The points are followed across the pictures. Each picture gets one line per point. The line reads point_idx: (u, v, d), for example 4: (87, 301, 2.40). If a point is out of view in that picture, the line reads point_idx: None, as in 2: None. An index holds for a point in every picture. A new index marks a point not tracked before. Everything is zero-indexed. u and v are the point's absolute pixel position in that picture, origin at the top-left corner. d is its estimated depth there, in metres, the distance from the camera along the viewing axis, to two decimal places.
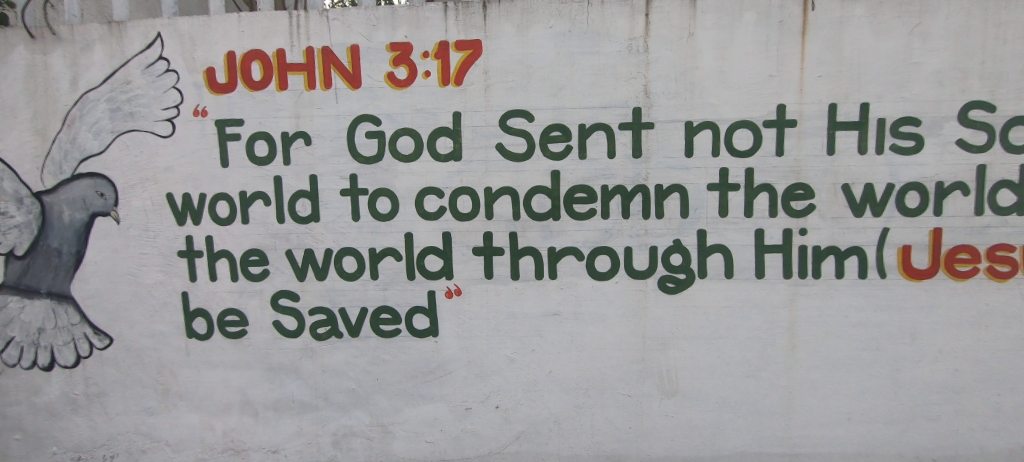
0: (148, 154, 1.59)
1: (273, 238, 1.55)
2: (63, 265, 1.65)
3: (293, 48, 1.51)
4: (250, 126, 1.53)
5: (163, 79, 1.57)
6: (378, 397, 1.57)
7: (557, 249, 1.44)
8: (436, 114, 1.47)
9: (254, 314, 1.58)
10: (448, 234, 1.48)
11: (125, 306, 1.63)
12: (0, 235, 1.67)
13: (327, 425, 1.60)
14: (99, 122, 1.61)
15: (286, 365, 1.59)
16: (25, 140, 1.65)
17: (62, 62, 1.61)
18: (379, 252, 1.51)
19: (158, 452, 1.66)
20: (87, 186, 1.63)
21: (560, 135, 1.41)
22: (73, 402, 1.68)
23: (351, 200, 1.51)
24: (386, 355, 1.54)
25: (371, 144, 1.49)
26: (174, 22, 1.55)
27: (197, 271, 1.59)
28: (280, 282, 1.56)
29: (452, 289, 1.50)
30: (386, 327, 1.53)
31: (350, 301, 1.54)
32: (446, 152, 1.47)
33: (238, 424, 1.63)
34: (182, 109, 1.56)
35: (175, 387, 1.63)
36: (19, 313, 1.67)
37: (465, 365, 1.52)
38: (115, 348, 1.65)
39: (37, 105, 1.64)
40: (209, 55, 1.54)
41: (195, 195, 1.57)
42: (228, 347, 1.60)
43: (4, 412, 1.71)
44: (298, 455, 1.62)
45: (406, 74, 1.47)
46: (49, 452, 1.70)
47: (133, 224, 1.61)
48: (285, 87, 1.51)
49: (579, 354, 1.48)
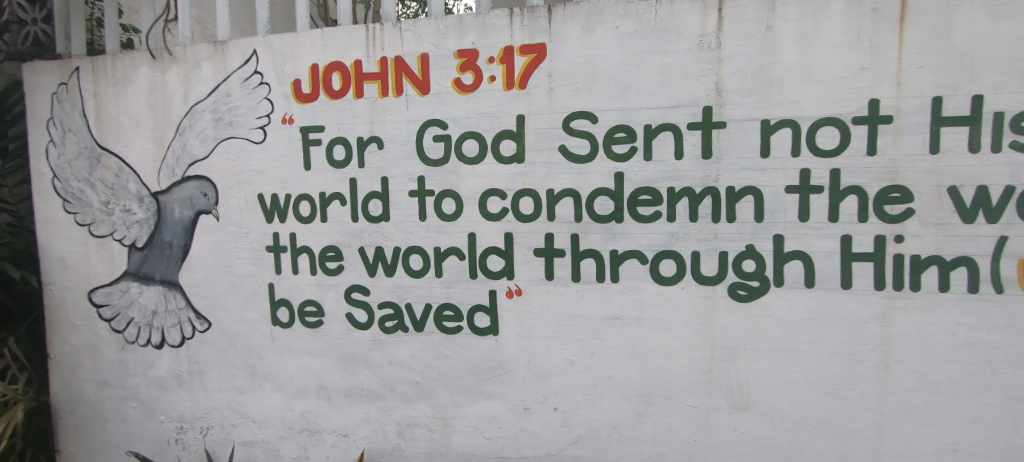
0: (243, 159, 1.77)
1: (347, 236, 1.66)
2: (173, 256, 1.88)
3: (369, 58, 1.62)
4: (330, 132, 1.66)
5: (257, 91, 1.74)
6: (440, 391, 1.63)
7: (620, 252, 1.42)
8: (500, 117, 1.50)
9: (330, 306, 1.70)
10: (510, 235, 1.51)
11: (222, 294, 1.82)
12: (126, 229, 1.94)
13: (392, 415, 1.69)
14: (204, 130, 1.82)
15: (357, 355, 1.69)
16: (146, 147, 1.90)
17: (177, 79, 1.85)
18: (443, 251, 1.57)
19: (246, 428, 1.84)
20: (194, 187, 1.84)
21: (624, 136, 1.39)
22: (178, 378, 1.91)
23: (419, 201, 1.58)
24: (448, 351, 1.60)
25: (438, 147, 1.56)
26: (268, 39, 1.72)
27: (282, 264, 1.74)
28: (354, 277, 1.67)
29: (513, 289, 1.52)
30: (448, 324, 1.59)
31: (416, 297, 1.61)
32: (509, 154, 1.49)
33: (314, 407, 1.76)
34: (272, 118, 1.73)
35: (261, 369, 1.80)
36: (139, 297, 1.93)
37: (525, 364, 1.54)
38: (213, 331, 1.84)
39: (156, 116, 1.89)
40: (296, 68, 1.69)
41: (282, 195, 1.73)
42: (307, 335, 1.74)
43: (125, 382, 1.98)
44: (366, 441, 1.72)
45: (472, 79, 1.52)
46: (159, 420, 1.94)
47: (230, 221, 1.80)
48: (361, 95, 1.62)
49: (641, 361, 1.44)
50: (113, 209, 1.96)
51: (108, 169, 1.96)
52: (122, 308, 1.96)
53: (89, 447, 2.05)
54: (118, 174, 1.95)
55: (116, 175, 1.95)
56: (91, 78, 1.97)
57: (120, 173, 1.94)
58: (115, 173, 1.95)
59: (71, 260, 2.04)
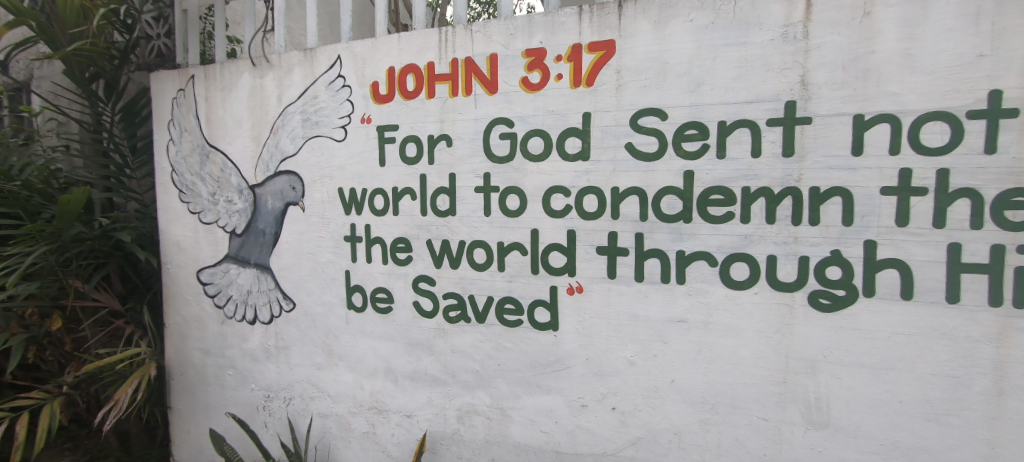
0: (327, 156, 1.93)
1: (417, 228, 1.76)
2: (266, 243, 2.10)
3: (441, 60, 1.70)
4: (404, 131, 1.77)
5: (340, 93, 1.89)
6: (499, 381, 1.68)
7: (687, 253, 1.37)
8: (567, 114, 1.51)
9: (399, 294, 1.81)
10: (573, 232, 1.52)
11: (305, 279, 2.01)
12: (228, 217, 2.20)
13: (453, 400, 1.77)
14: (294, 129, 2.01)
15: (422, 342, 1.79)
16: (246, 144, 2.14)
17: (273, 83, 2.06)
18: (506, 246, 1.62)
19: (322, 401, 2.02)
20: (284, 181, 2.04)
21: (695, 134, 1.34)
22: (267, 352, 2.13)
23: (484, 197, 1.64)
24: (508, 343, 1.64)
25: (504, 144, 1.60)
26: (351, 45, 1.87)
27: (358, 253, 1.89)
28: (422, 267, 1.77)
29: (574, 286, 1.53)
30: (509, 317, 1.63)
31: (479, 289, 1.67)
32: (575, 151, 1.50)
33: (382, 387, 1.89)
34: (353, 118, 1.87)
35: (337, 349, 1.96)
36: (237, 278, 2.18)
37: (583, 362, 1.54)
38: (297, 312, 2.04)
39: (255, 117, 2.11)
40: (375, 71, 1.82)
41: (359, 190, 1.87)
42: (378, 320, 1.87)
43: (224, 352, 2.25)
44: (428, 423, 1.82)
45: (540, 77, 1.54)
46: (250, 388, 2.18)
47: (314, 212, 1.98)
48: (433, 95, 1.71)
49: (706, 366, 1.39)
50: (219, 199, 2.22)
51: (215, 165, 2.23)
52: (223, 287, 2.22)
53: (193, 407, 2.35)
54: (223, 168, 2.21)
55: (221, 170, 2.21)
56: (204, 84, 2.25)
57: (225, 168, 2.20)
58: (220, 168, 2.21)
59: (184, 243, 2.34)
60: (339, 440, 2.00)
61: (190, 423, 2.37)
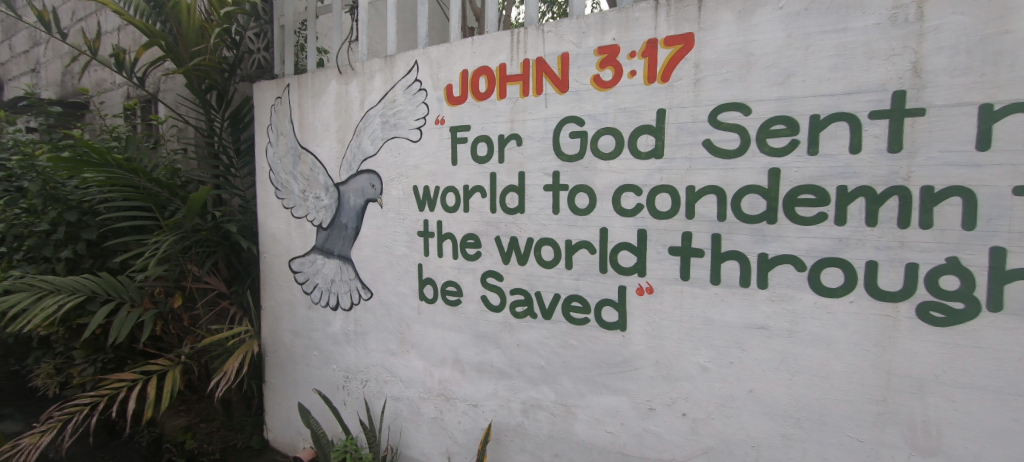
0: (403, 155, 2.05)
1: (486, 225, 1.83)
2: (348, 236, 2.28)
3: (513, 62, 1.74)
4: (476, 131, 1.84)
5: (417, 96, 2.01)
6: (564, 378, 1.70)
7: (770, 256, 1.29)
8: (640, 112, 1.48)
9: (468, 288, 1.89)
10: (644, 231, 1.49)
11: (382, 270, 2.16)
12: (316, 212, 2.42)
13: (517, 394, 1.81)
14: (375, 131, 2.16)
15: (489, 335, 1.85)
16: (333, 146, 2.34)
17: (357, 89, 2.23)
18: (574, 244, 1.62)
19: (395, 385, 2.16)
20: (365, 179, 2.20)
21: (783, 129, 1.26)
22: (347, 336, 2.32)
23: (553, 195, 1.66)
24: (574, 341, 1.65)
25: (574, 143, 1.61)
26: (427, 51, 1.97)
27: (430, 248, 1.99)
28: (490, 263, 1.83)
29: (644, 287, 1.50)
30: (575, 315, 1.64)
31: (546, 286, 1.69)
32: (648, 149, 1.47)
33: (450, 376, 1.98)
34: (428, 119, 1.97)
35: (409, 337, 2.09)
36: (323, 267, 2.39)
37: (652, 364, 1.51)
38: (374, 301, 2.20)
39: (340, 121, 2.30)
40: (449, 74, 1.91)
41: (432, 187, 1.97)
42: (448, 312, 1.96)
43: (310, 334, 2.48)
44: (493, 414, 1.88)
45: (612, 74, 1.53)
46: (332, 368, 2.39)
47: (391, 209, 2.11)
48: (504, 96, 1.76)
49: (790, 377, 1.30)
50: (308, 196, 2.45)
51: (305, 165, 2.46)
52: (311, 275, 2.45)
53: (284, 381, 2.62)
54: (312, 168, 2.43)
55: (311, 169, 2.43)
56: (297, 92, 2.50)
57: (314, 168, 2.42)
58: (310, 168, 2.44)
59: (278, 235, 2.62)
60: (409, 423, 2.13)
61: (281, 396, 2.65)
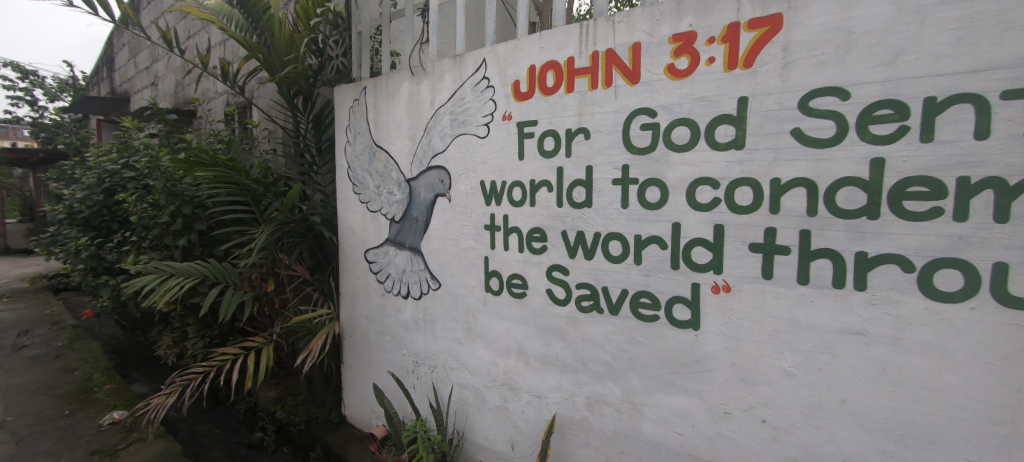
0: (470, 151, 2.12)
1: (553, 219, 1.84)
2: (418, 229, 2.41)
3: (582, 54, 1.73)
4: (543, 126, 1.85)
5: (485, 93, 2.06)
6: (631, 375, 1.67)
7: (871, 255, 1.18)
8: (718, 100, 1.41)
9: (533, 281, 1.92)
10: (721, 227, 1.42)
11: (450, 262, 2.25)
12: (390, 206, 2.57)
13: (582, 388, 1.81)
14: (444, 128, 2.25)
15: (553, 328, 1.87)
16: (405, 144, 2.47)
17: (428, 88, 2.34)
18: (644, 239, 1.59)
19: (461, 373, 2.25)
20: (435, 175, 2.30)
21: (890, 114, 1.13)
22: (416, 323, 2.45)
23: (623, 189, 1.63)
24: (642, 338, 1.62)
25: (645, 135, 1.57)
26: (495, 48, 2.02)
27: (496, 241, 2.05)
28: (556, 257, 1.84)
29: (721, 285, 1.44)
30: (644, 311, 1.61)
31: (613, 281, 1.68)
32: (727, 140, 1.39)
33: (515, 367, 2.03)
34: (495, 116, 2.01)
35: (475, 327, 2.17)
36: (396, 258, 2.55)
37: (728, 366, 1.44)
38: (442, 291, 2.30)
39: (412, 119, 2.43)
40: (517, 70, 1.94)
41: (499, 182, 2.01)
42: (513, 304, 2.01)
43: (383, 320, 2.65)
44: (557, 406, 1.90)
45: (688, 62, 1.46)
46: (403, 353, 2.55)
47: (459, 203, 2.19)
48: (572, 90, 1.75)
49: (892, 389, 1.17)
50: (382, 191, 2.62)
51: (380, 161, 2.62)
52: (384, 265, 2.62)
53: (360, 363, 2.84)
54: (386, 165, 2.59)
55: (385, 166, 2.59)
56: (373, 94, 2.66)
57: (388, 164, 2.58)
58: (384, 164, 2.59)
59: (355, 227, 2.82)
60: (474, 409, 2.21)
61: (357, 377, 2.87)
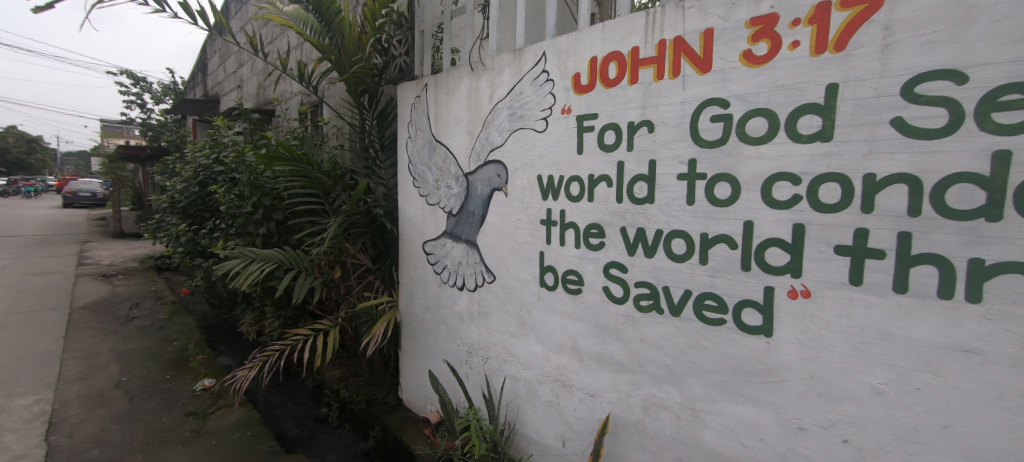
0: (528, 146, 2.12)
1: (611, 215, 1.79)
2: (475, 222, 2.45)
3: (647, 44, 1.66)
4: (604, 119, 1.80)
5: (544, 87, 2.04)
6: (693, 381, 1.59)
7: (989, 263, 1.02)
8: (802, 88, 1.28)
9: (589, 277, 1.89)
10: (801, 226, 1.30)
11: (505, 256, 2.27)
12: (448, 200, 2.65)
13: (638, 390, 1.76)
14: (502, 123, 2.27)
15: (609, 326, 1.83)
16: (464, 139, 2.52)
17: (487, 84, 2.36)
18: (711, 238, 1.50)
19: (514, 365, 2.27)
20: (492, 169, 2.33)
21: (1021, 99, 0.96)
22: (471, 314, 2.51)
23: (689, 184, 1.55)
24: (706, 342, 1.54)
25: (715, 128, 1.47)
26: (555, 41, 2.00)
27: (553, 236, 2.03)
28: (614, 254, 1.80)
29: (799, 290, 1.32)
30: (709, 314, 1.53)
31: (675, 281, 1.61)
32: (811, 132, 1.27)
33: (568, 363, 2.02)
34: (554, 109, 1.99)
35: (529, 321, 2.18)
36: (453, 250, 2.62)
37: (805, 378, 1.32)
38: (497, 284, 2.33)
39: (471, 114, 2.47)
40: (578, 63, 1.91)
41: (557, 177, 1.99)
42: (568, 300, 1.99)
43: (439, 310, 2.74)
44: (611, 406, 1.86)
45: (768, 48, 1.35)
46: (457, 342, 2.62)
47: (515, 197, 2.20)
48: (635, 81, 1.69)
49: (1013, 420, 1.00)
50: (441, 185, 2.70)
51: (439, 156, 2.70)
52: (442, 257, 2.70)
53: (416, 350, 2.96)
54: (445, 159, 2.66)
55: (444, 160, 2.66)
56: (434, 90, 2.74)
57: (446, 159, 2.65)
58: (443, 159, 2.67)
59: (415, 219, 2.93)
60: (526, 403, 2.22)
61: (413, 363, 3.00)
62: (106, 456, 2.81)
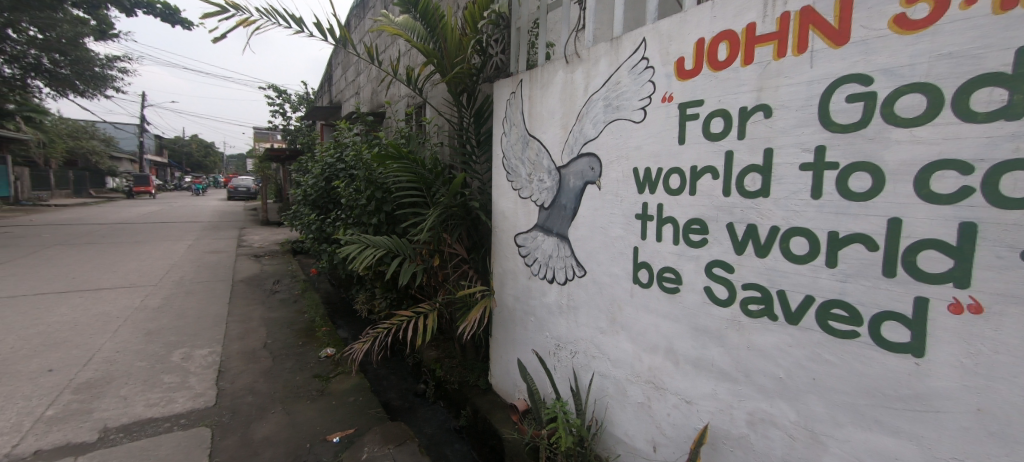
0: (624, 138, 2.04)
1: (717, 210, 1.65)
2: (566, 216, 2.45)
3: (766, 19, 1.49)
4: (711, 105, 1.66)
5: (643, 75, 1.95)
6: (812, 399, 1.41)
7: None
8: (980, 55, 1.03)
9: (689, 276, 1.77)
10: (971, 225, 1.06)
11: (597, 250, 2.23)
12: (540, 193, 2.68)
13: (743, 401, 1.61)
14: (597, 114, 2.22)
15: (710, 330, 1.70)
16: (557, 132, 2.52)
17: (582, 75, 2.33)
18: (843, 237, 1.30)
19: (603, 362, 2.23)
20: (586, 163, 2.29)
21: None
22: (560, 307, 2.52)
23: (815, 175, 1.36)
24: (832, 356, 1.35)
25: (852, 109, 1.26)
26: (657, 25, 1.90)
27: (649, 231, 1.94)
28: (718, 252, 1.66)
29: (965, 304, 1.08)
30: (837, 325, 1.34)
31: (793, 285, 1.44)
32: (990, 108, 1.01)
33: (662, 366, 1.92)
34: (654, 98, 1.89)
35: (620, 318, 2.12)
36: (544, 243, 2.65)
37: (969, 412, 1.08)
38: (587, 278, 2.31)
39: (565, 107, 2.46)
40: (682, 46, 1.78)
41: (655, 169, 1.90)
42: (664, 299, 1.89)
43: (529, 301, 2.81)
44: (710, 415, 1.73)
45: (929, 9, 1.11)
46: (546, 334, 2.65)
47: (609, 191, 2.15)
48: (750, 61, 1.53)
49: None
50: (533, 179, 2.74)
51: (533, 150, 2.74)
52: (532, 249, 2.75)
53: (505, 338, 3.06)
54: (538, 153, 2.69)
55: (537, 154, 2.70)
56: (529, 85, 2.78)
57: (540, 152, 2.68)
58: (537, 153, 2.70)
59: (507, 212, 3.02)
60: (615, 402, 2.17)
61: (503, 351, 3.11)
62: (255, 402, 3.42)
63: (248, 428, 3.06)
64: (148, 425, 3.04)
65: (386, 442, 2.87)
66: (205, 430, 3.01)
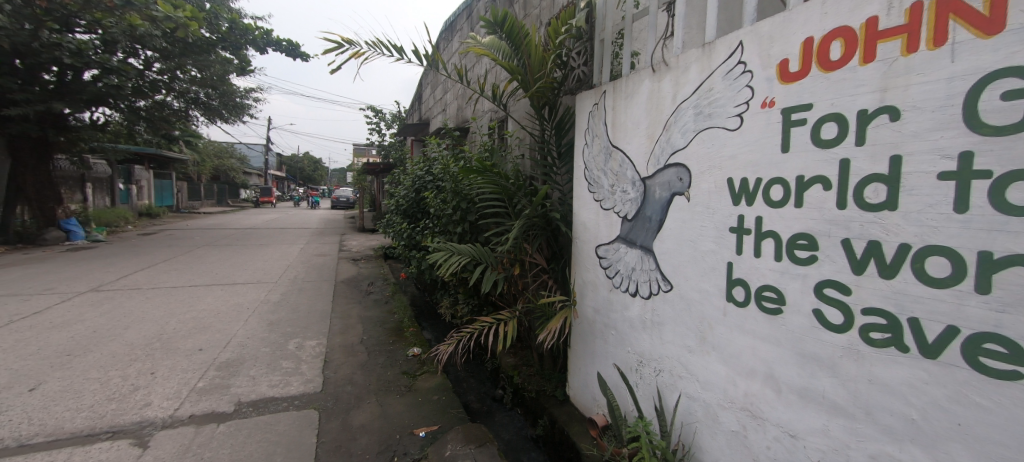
0: (717, 147, 1.94)
1: (828, 225, 1.49)
2: (651, 228, 2.38)
3: (892, 11, 1.33)
4: (821, 109, 1.52)
5: (739, 80, 1.84)
6: (957, 448, 1.19)
7: None
8: None
9: (794, 296, 1.62)
10: None
11: (685, 264, 2.13)
12: (622, 204, 2.64)
13: (862, 442, 1.42)
14: (686, 123, 2.13)
15: (821, 358, 1.53)
16: (642, 142, 2.47)
17: (670, 83, 2.26)
18: (999, 260, 1.10)
19: (690, 383, 2.11)
20: (673, 173, 2.22)
21: None
22: (644, 322, 2.44)
23: (957, 186, 1.17)
24: (983, 399, 1.14)
25: (1011, 108, 1.06)
26: (756, 27, 1.79)
27: (745, 246, 1.81)
28: (830, 271, 1.50)
29: None
30: (991, 363, 1.12)
31: (929, 312, 1.24)
32: None
33: (760, 393, 1.76)
34: (752, 104, 1.78)
35: (710, 338, 1.99)
36: (626, 255, 2.59)
37: None
38: (674, 293, 2.21)
39: (651, 117, 2.41)
40: (786, 48, 1.66)
41: (752, 179, 1.77)
42: (763, 321, 1.74)
43: (610, 314, 2.76)
44: (821, 454, 1.55)
45: None
46: (628, 349, 2.58)
47: (699, 202, 2.05)
48: (870, 59, 1.37)
49: None
50: (616, 190, 2.70)
51: (616, 161, 2.71)
52: (614, 261, 2.71)
53: (585, 351, 3.03)
54: (622, 164, 2.65)
55: (621, 165, 2.66)
56: (612, 96, 2.76)
57: (623, 164, 2.64)
58: (620, 164, 2.67)
59: (588, 223, 3.01)
60: (704, 427, 2.03)
61: (582, 363, 3.07)
62: (353, 392, 3.79)
63: (347, 414, 3.41)
64: (270, 403, 3.53)
65: (467, 442, 2.97)
66: (313, 412, 3.41)
